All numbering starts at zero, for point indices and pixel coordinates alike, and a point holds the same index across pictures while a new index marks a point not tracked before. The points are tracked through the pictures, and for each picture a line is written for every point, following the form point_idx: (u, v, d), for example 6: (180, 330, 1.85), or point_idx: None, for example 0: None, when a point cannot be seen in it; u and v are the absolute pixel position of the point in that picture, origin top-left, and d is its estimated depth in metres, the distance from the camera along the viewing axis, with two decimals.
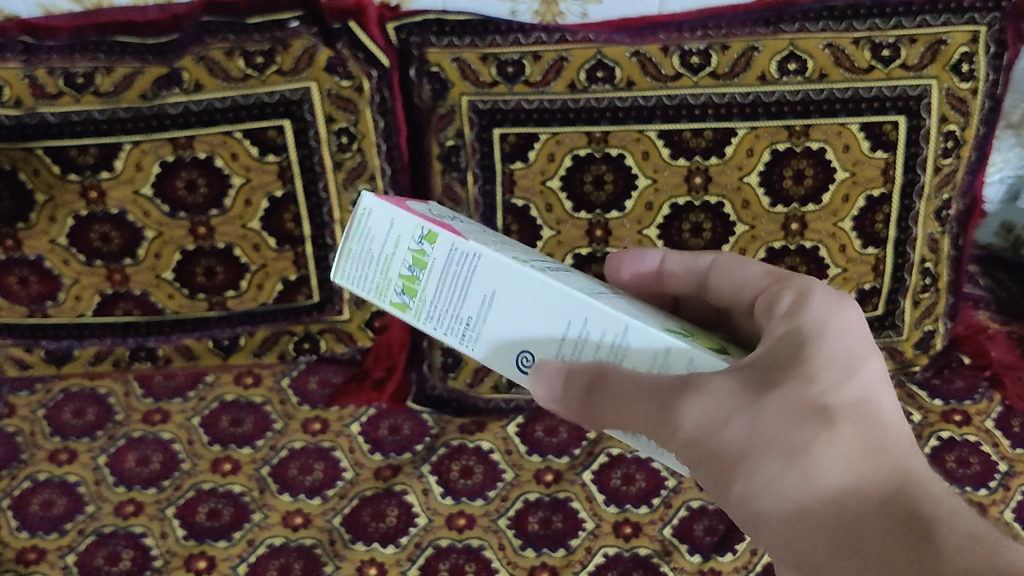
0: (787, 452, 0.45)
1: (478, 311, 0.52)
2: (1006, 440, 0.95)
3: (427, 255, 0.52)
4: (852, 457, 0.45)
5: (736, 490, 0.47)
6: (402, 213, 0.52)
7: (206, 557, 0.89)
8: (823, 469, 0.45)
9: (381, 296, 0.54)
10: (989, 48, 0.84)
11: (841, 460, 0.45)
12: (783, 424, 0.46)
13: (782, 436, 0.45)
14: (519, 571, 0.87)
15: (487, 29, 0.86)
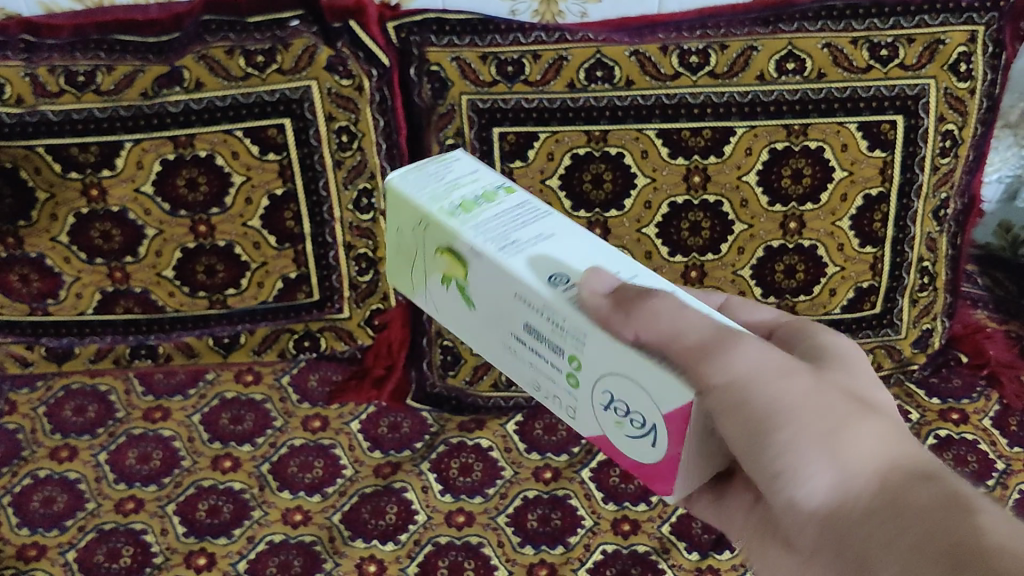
0: (829, 417, 0.45)
1: (527, 237, 0.54)
2: (1004, 439, 0.95)
3: (496, 197, 0.57)
4: (890, 435, 0.46)
5: (768, 450, 0.45)
6: (487, 170, 0.60)
7: (207, 554, 0.89)
8: (865, 433, 0.45)
9: (433, 201, 0.56)
10: (986, 48, 0.85)
11: (880, 430, 0.45)
12: (828, 394, 0.47)
13: (827, 401, 0.46)
14: (518, 568, 0.87)
15: (487, 28, 0.87)
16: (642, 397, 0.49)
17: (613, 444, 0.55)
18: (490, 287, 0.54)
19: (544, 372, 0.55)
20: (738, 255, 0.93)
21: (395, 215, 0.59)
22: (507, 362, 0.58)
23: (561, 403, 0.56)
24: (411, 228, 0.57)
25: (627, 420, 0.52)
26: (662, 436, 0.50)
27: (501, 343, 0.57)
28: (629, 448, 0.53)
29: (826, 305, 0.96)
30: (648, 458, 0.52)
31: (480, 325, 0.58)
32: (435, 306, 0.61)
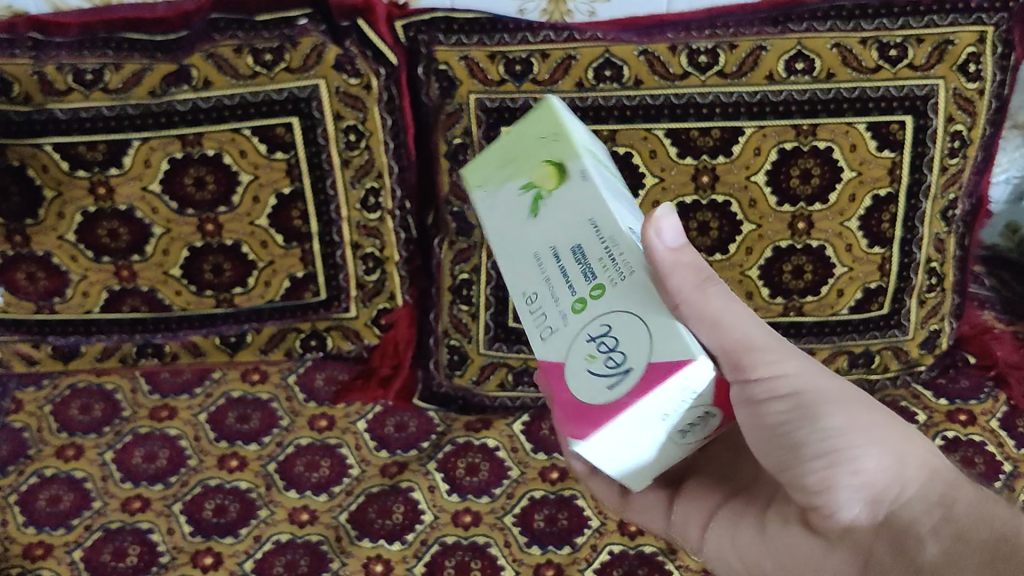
0: (875, 421, 0.57)
1: (627, 211, 0.55)
2: (1011, 440, 0.95)
3: (613, 180, 0.59)
4: (904, 440, 0.58)
5: (813, 435, 0.56)
6: (611, 164, 0.62)
7: (213, 553, 0.89)
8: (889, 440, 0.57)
9: (580, 136, 0.57)
10: (995, 49, 0.85)
11: (915, 444, 0.58)
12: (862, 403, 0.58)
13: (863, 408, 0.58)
14: (525, 568, 0.88)
15: (495, 27, 0.87)
16: (638, 337, 0.49)
17: (559, 377, 0.51)
18: (567, 206, 0.53)
19: (546, 293, 0.53)
20: (746, 255, 0.93)
21: (529, 121, 0.58)
22: (510, 271, 0.55)
23: (542, 320, 0.53)
24: (535, 135, 0.56)
25: (599, 357, 0.50)
26: (625, 380, 0.48)
27: (520, 254, 0.55)
28: (575, 384, 0.50)
29: (834, 305, 0.96)
30: (590, 399, 0.50)
31: (514, 233, 0.55)
32: (485, 199, 0.58)
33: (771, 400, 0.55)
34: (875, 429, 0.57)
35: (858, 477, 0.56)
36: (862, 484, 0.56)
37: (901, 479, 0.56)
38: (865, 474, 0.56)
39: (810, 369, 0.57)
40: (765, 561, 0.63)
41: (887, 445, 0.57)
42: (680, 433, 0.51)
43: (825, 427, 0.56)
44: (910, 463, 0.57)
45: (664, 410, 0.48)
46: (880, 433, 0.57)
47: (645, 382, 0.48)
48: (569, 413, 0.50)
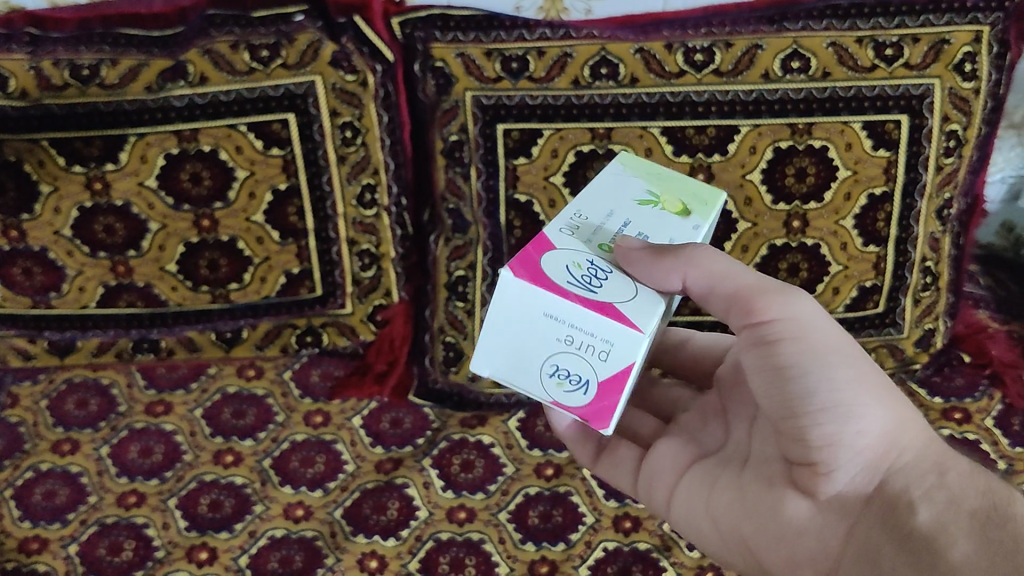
0: (881, 387, 0.61)
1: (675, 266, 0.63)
2: (1005, 439, 0.95)
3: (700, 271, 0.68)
4: (910, 413, 0.61)
5: (821, 383, 0.59)
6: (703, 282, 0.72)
7: (208, 548, 0.89)
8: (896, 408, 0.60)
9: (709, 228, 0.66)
10: (991, 48, 0.85)
11: (920, 419, 0.61)
12: (875, 369, 0.61)
13: (876, 374, 0.61)
14: (519, 564, 0.88)
15: (491, 25, 0.87)
16: (626, 287, 0.56)
17: (534, 252, 0.56)
18: (663, 220, 0.63)
19: (591, 232, 0.59)
20: (742, 254, 0.93)
21: (696, 186, 0.68)
22: (584, 203, 0.63)
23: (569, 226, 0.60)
24: (698, 188, 0.67)
25: (582, 268, 0.56)
26: (585, 292, 0.54)
27: (606, 206, 0.63)
28: (547, 261, 0.56)
29: (830, 304, 0.96)
30: (550, 274, 0.55)
31: (610, 202, 0.64)
32: (623, 178, 0.67)
33: (781, 343, 0.60)
34: (880, 394, 0.60)
35: (862, 439, 0.59)
36: (862, 444, 0.59)
37: (900, 446, 0.59)
38: (868, 437, 0.59)
39: (827, 324, 0.61)
40: (744, 524, 0.64)
41: (892, 412, 0.60)
42: (551, 366, 0.57)
43: (834, 380, 0.59)
44: (912, 433, 0.60)
45: (573, 334, 0.54)
46: (885, 399, 0.60)
47: (596, 307, 0.54)
48: (517, 264, 0.55)
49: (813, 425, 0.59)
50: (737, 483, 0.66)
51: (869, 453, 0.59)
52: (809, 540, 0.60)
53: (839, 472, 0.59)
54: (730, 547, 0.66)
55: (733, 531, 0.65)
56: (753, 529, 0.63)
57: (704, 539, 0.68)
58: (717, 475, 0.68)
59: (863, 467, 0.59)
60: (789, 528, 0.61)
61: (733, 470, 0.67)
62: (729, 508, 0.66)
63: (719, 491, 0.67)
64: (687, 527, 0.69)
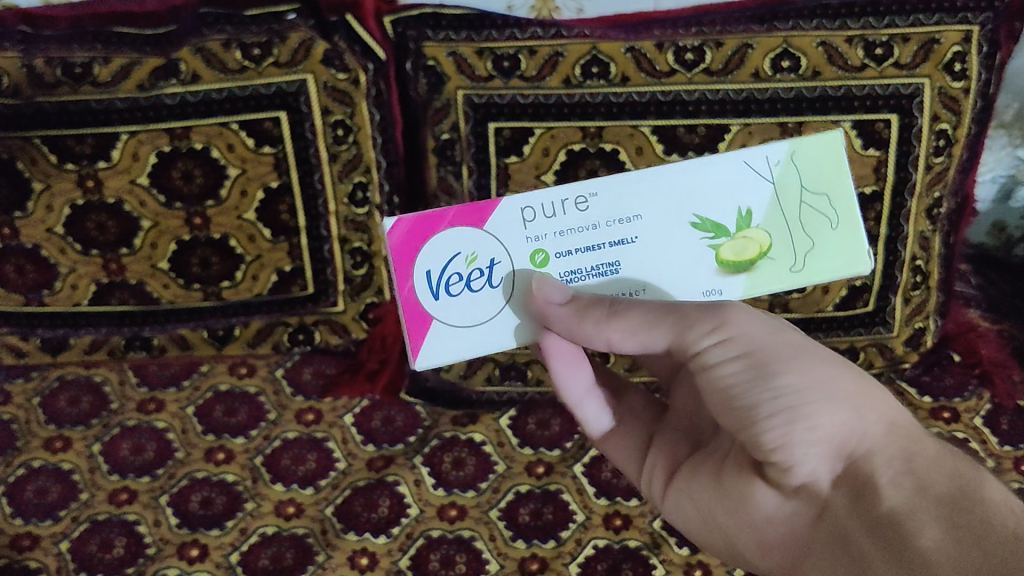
0: (830, 380, 0.59)
1: None
2: (994, 437, 0.98)
3: None
4: (863, 398, 0.59)
5: (767, 393, 0.58)
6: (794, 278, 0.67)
7: (199, 545, 0.90)
8: (847, 400, 0.59)
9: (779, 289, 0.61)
10: (981, 48, 0.84)
11: (879, 398, 0.60)
12: (822, 363, 0.59)
13: (822, 369, 0.59)
14: (509, 562, 0.89)
15: (483, 24, 0.86)
16: (472, 315, 0.61)
17: (431, 228, 0.59)
18: (676, 259, 0.59)
19: (555, 230, 0.59)
20: None
21: (825, 248, 0.60)
22: (629, 187, 0.59)
23: (556, 210, 0.59)
24: (828, 241, 0.60)
25: (460, 270, 0.60)
26: (424, 292, 0.60)
27: (650, 206, 0.59)
28: (430, 245, 0.60)
29: (820, 301, 0.96)
30: (417, 262, 0.60)
31: (686, 197, 0.59)
32: (767, 174, 0.59)
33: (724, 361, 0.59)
34: (831, 388, 0.59)
35: (813, 436, 0.58)
36: (816, 441, 0.58)
37: (855, 437, 0.59)
38: (822, 434, 0.58)
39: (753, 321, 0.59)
40: (719, 513, 0.65)
41: (845, 403, 0.59)
42: None
43: (778, 388, 0.58)
44: (865, 422, 0.59)
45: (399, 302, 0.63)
46: (835, 392, 0.59)
47: (411, 304, 0.60)
48: (423, 217, 0.60)
49: (765, 430, 0.58)
50: (708, 472, 0.66)
51: (823, 448, 0.58)
52: (781, 529, 0.62)
53: (798, 469, 0.59)
54: (709, 533, 0.67)
55: (710, 518, 0.66)
56: (727, 519, 0.64)
57: (687, 522, 0.69)
58: (695, 465, 0.68)
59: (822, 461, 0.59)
60: (761, 517, 0.62)
61: (711, 462, 0.67)
62: (705, 499, 0.66)
63: (695, 482, 0.67)
64: (671, 512, 0.70)
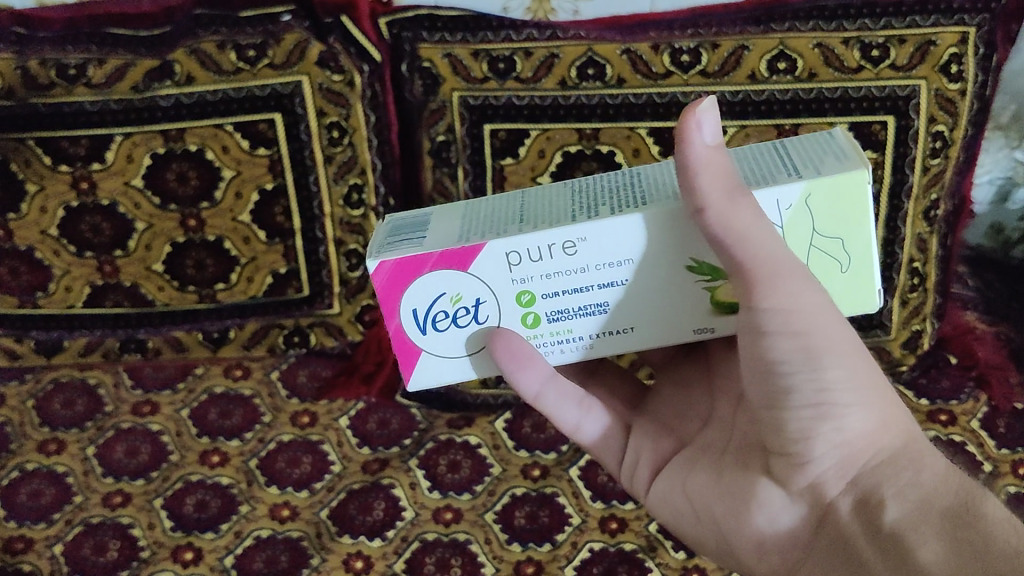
0: (872, 381, 0.53)
1: None
2: (991, 441, 0.96)
3: None
4: (890, 409, 0.54)
5: (805, 381, 0.51)
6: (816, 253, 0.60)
7: (193, 548, 0.89)
8: (879, 408, 0.54)
9: None
10: (978, 50, 0.83)
11: (900, 410, 0.55)
12: (866, 363, 0.53)
13: (865, 370, 0.53)
14: (505, 565, 0.87)
15: (479, 25, 0.85)
16: (461, 347, 0.58)
17: (417, 267, 0.54)
18: (669, 301, 0.55)
19: (541, 273, 0.54)
20: None
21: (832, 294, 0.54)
22: (621, 236, 0.52)
23: (545, 255, 0.53)
24: (837, 284, 0.53)
25: (448, 309, 0.56)
26: (411, 328, 0.57)
27: (642, 253, 0.53)
28: (418, 284, 0.55)
29: None
30: (405, 299, 0.55)
31: (686, 242, 0.52)
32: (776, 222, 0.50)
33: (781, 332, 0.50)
34: (872, 390, 0.53)
35: (839, 437, 0.53)
36: (840, 441, 0.53)
37: (877, 443, 0.54)
38: (848, 435, 0.53)
39: (831, 316, 0.50)
40: (717, 506, 0.61)
41: (876, 409, 0.53)
42: None
43: (821, 380, 0.51)
44: (891, 430, 0.54)
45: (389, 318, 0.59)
46: (870, 395, 0.53)
47: (399, 338, 0.58)
48: (405, 263, 0.54)
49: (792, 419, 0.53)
50: (713, 466, 0.62)
51: (846, 450, 0.54)
52: (779, 531, 0.57)
53: (813, 465, 0.54)
54: (701, 528, 0.63)
55: (705, 510, 0.62)
56: (723, 513, 0.60)
57: (677, 515, 0.65)
58: (694, 458, 0.64)
59: (840, 463, 0.54)
60: (762, 515, 0.57)
61: (714, 453, 0.63)
62: (704, 491, 0.62)
63: (695, 474, 0.63)
64: (661, 503, 0.66)
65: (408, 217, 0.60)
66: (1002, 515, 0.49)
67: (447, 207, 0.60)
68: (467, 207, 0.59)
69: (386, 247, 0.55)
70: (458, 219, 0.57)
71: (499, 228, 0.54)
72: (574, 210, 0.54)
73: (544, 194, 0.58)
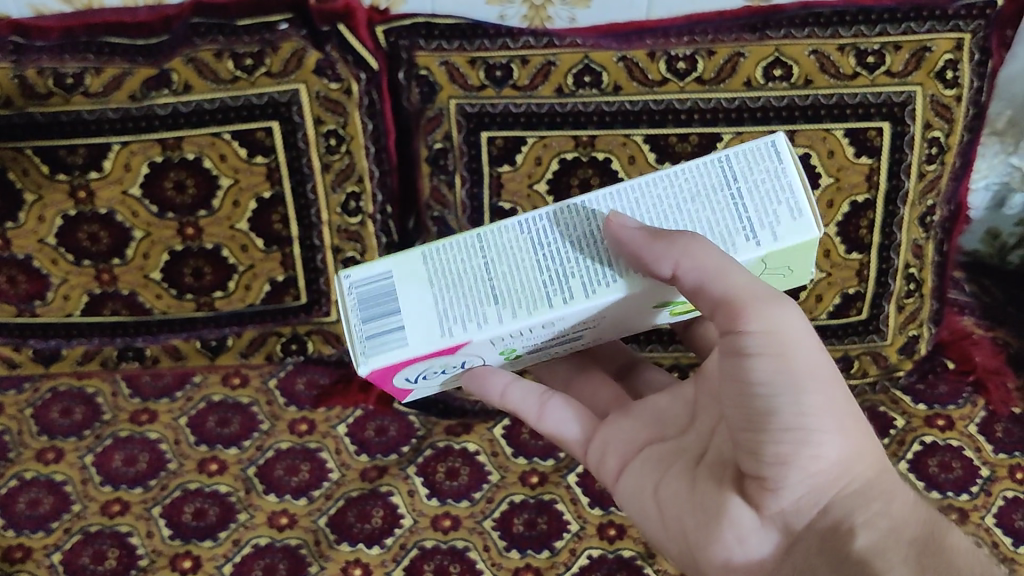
0: (848, 413, 0.55)
1: None
2: (988, 445, 0.96)
3: None
4: (863, 441, 0.56)
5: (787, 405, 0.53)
6: None
7: (192, 557, 0.89)
8: (854, 438, 0.55)
9: None
10: (972, 56, 0.84)
11: (871, 441, 0.57)
12: (844, 395, 0.55)
13: (843, 401, 0.55)
14: (503, 572, 0.88)
15: (475, 33, 0.86)
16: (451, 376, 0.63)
17: (405, 363, 0.55)
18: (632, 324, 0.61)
19: (521, 337, 0.57)
20: None
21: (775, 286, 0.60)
22: (597, 310, 0.55)
23: (527, 331, 0.55)
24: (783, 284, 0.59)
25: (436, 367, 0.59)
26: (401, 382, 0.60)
27: (615, 313, 0.56)
28: (407, 367, 0.56)
29: (813, 311, 0.97)
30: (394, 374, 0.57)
31: (655, 297, 0.57)
32: None
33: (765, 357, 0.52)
34: (848, 421, 0.55)
35: (817, 464, 0.54)
36: (817, 469, 0.54)
37: (851, 471, 0.55)
38: (825, 461, 0.54)
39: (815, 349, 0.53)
40: (688, 521, 0.60)
41: (851, 440, 0.55)
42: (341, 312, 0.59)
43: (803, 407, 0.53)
44: (864, 459, 0.56)
45: None
46: (845, 424, 0.55)
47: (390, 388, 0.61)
48: (395, 363, 0.54)
49: (772, 443, 0.53)
50: (687, 478, 0.62)
51: (822, 478, 0.55)
52: (749, 554, 0.56)
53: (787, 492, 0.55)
54: (669, 540, 0.62)
55: (675, 524, 0.61)
56: (695, 529, 0.59)
57: (644, 517, 0.65)
58: (665, 463, 0.64)
59: (816, 488, 0.55)
60: (734, 534, 0.56)
61: (687, 461, 0.63)
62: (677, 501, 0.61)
63: (668, 483, 0.62)
64: (629, 503, 0.66)
65: (364, 281, 0.57)
66: (967, 549, 0.51)
67: (403, 260, 0.57)
68: (426, 266, 0.57)
69: (369, 345, 0.54)
70: (427, 288, 0.56)
71: (476, 313, 0.54)
72: (548, 281, 0.55)
73: (504, 243, 0.57)
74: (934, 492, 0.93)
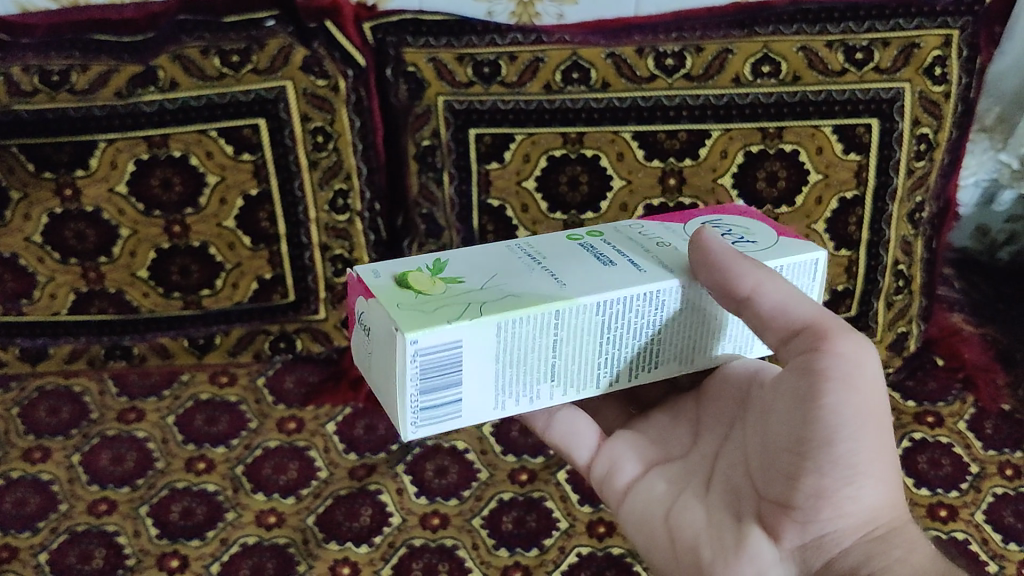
0: (892, 459, 0.53)
1: None
2: (978, 442, 0.96)
3: None
4: (899, 493, 0.54)
5: (836, 436, 0.51)
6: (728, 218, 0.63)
7: (179, 556, 0.88)
8: (893, 484, 0.53)
9: None
10: (961, 52, 0.85)
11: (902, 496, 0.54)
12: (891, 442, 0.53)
13: (889, 447, 0.53)
14: (492, 570, 0.87)
15: (463, 29, 0.86)
16: None
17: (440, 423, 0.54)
18: None
19: None
20: None
21: None
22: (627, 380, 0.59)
23: None
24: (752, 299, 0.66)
25: None
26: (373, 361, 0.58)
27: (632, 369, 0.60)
28: None
29: None
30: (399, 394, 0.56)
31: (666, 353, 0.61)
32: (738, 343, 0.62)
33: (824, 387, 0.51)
34: (889, 467, 0.53)
35: (850, 504, 0.52)
36: (851, 506, 0.52)
37: (880, 518, 0.52)
38: (859, 504, 0.52)
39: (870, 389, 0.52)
40: (703, 549, 0.56)
41: (889, 485, 0.53)
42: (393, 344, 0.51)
43: (852, 445, 0.51)
44: (897, 509, 0.53)
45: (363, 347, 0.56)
46: (888, 471, 0.53)
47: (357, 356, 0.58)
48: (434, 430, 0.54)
49: (816, 473, 0.51)
50: (702, 505, 0.59)
51: (853, 520, 0.52)
52: None
53: (814, 524, 0.53)
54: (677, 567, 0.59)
55: (686, 551, 0.58)
56: (712, 558, 0.56)
57: (650, 542, 0.61)
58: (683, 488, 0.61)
59: (843, 531, 0.52)
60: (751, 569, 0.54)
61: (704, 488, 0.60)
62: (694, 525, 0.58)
63: (685, 506, 0.60)
64: (637, 525, 0.62)
65: (435, 349, 0.50)
66: None
67: (479, 332, 0.51)
68: (498, 339, 0.52)
69: (421, 419, 0.52)
70: (492, 362, 0.53)
71: (530, 390, 0.55)
72: (601, 358, 0.56)
73: (576, 326, 0.54)
74: (924, 488, 0.92)
